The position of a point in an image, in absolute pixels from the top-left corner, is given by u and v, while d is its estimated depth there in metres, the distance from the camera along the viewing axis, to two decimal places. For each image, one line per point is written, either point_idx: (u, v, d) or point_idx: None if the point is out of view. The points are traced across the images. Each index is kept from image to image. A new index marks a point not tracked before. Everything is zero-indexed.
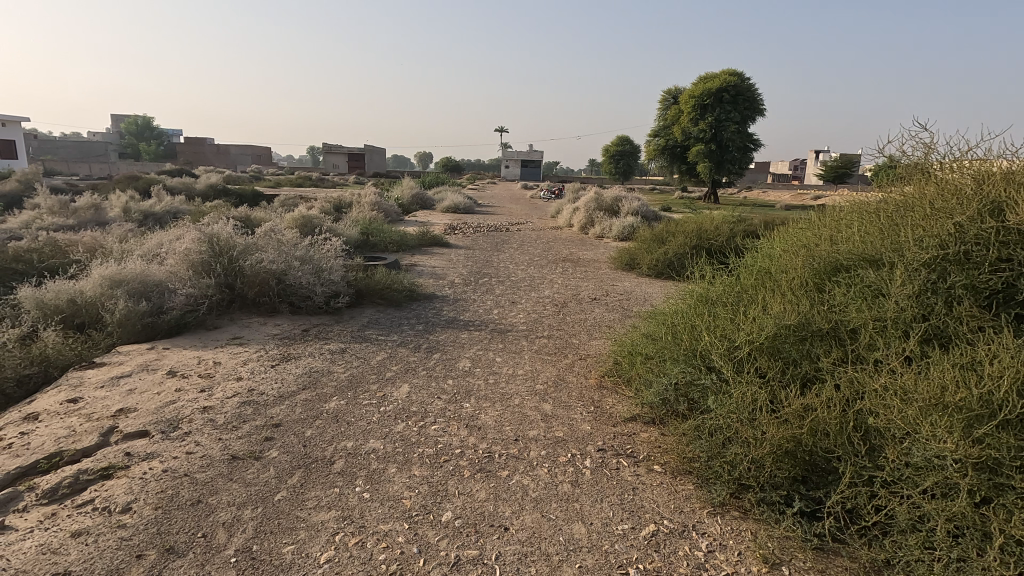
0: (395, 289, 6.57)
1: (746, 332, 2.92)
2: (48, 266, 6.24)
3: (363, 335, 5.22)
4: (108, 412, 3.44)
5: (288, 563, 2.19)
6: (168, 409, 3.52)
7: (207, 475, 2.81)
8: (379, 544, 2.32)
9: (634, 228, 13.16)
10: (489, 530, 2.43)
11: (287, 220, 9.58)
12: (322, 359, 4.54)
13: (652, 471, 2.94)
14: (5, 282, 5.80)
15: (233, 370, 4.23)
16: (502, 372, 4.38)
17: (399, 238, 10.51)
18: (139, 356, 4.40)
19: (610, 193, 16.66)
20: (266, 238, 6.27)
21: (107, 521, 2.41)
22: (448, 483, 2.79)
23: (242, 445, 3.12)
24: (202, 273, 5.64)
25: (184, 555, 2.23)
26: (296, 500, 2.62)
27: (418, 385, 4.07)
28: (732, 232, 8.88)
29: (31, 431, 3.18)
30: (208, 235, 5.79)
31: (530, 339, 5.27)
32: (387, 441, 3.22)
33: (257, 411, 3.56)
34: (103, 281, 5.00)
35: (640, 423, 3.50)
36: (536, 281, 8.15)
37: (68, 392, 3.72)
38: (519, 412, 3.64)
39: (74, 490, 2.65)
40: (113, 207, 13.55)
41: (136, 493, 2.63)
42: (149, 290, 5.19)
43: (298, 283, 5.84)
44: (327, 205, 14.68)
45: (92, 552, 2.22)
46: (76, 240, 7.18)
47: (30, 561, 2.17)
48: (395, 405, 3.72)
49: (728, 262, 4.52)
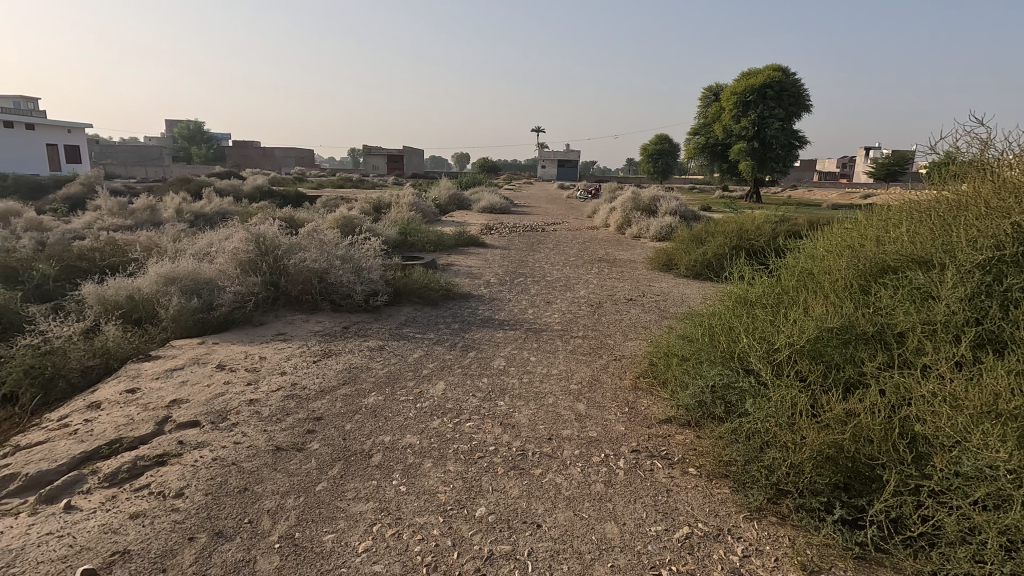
0: (433, 289, 6.67)
1: (786, 334, 2.85)
2: (109, 264, 6.61)
3: (400, 333, 5.33)
4: (164, 402, 3.64)
5: (329, 551, 2.29)
6: (217, 401, 3.70)
7: (252, 464, 2.94)
8: (415, 536, 2.38)
9: (671, 228, 12.98)
10: (522, 527, 2.45)
11: (329, 220, 9.82)
12: (361, 356, 4.67)
13: (686, 473, 2.91)
14: (71, 280, 6.18)
15: (277, 365, 4.39)
16: (536, 371, 4.40)
17: (436, 238, 10.67)
18: (191, 350, 4.63)
19: (646, 192, 16.42)
20: (310, 237, 6.48)
21: (161, 505, 2.56)
22: (482, 479, 2.83)
23: (286, 437, 3.25)
24: (249, 271, 5.88)
25: (232, 540, 2.34)
26: (336, 491, 2.72)
27: (454, 383, 4.13)
28: (774, 232, 8.64)
29: (94, 419, 3.40)
30: (255, 235, 6.02)
31: (564, 339, 5.28)
32: (423, 436, 3.28)
33: (300, 405, 3.69)
34: (158, 278, 5.28)
35: (675, 426, 3.45)
36: (572, 281, 8.14)
37: (127, 383, 3.95)
38: (553, 411, 3.66)
39: (132, 475, 2.82)
40: (167, 208, 14.28)
41: (188, 479, 2.78)
42: (200, 288, 5.44)
43: (338, 281, 6.01)
44: (366, 206, 14.94)
45: (148, 533, 2.36)
46: (133, 239, 7.60)
47: (94, 539, 2.32)
48: (431, 401, 3.79)
49: (768, 263, 4.39)
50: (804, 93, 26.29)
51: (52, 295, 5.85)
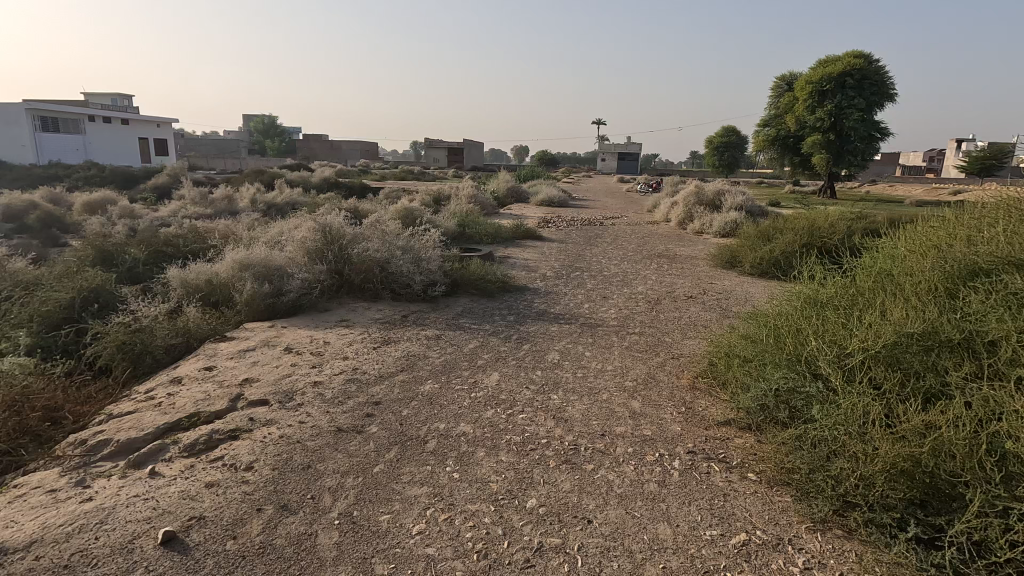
0: (489, 281, 6.74)
1: (860, 339, 2.69)
2: (191, 250, 7.09)
3: (457, 323, 5.42)
4: (237, 380, 3.88)
5: (384, 531, 2.37)
6: (285, 382, 3.90)
7: (315, 443, 3.09)
8: (467, 522, 2.43)
9: (736, 223, 12.50)
10: (572, 521, 2.45)
11: (391, 211, 10.10)
12: (419, 344, 4.79)
13: (746, 479, 2.80)
14: (158, 264, 6.68)
15: (340, 350, 4.57)
16: (591, 367, 4.37)
17: (494, 230, 10.76)
18: (262, 333, 4.90)
19: (711, 187, 15.85)
20: (373, 227, 6.69)
21: (233, 476, 2.73)
22: (534, 471, 2.85)
23: (347, 419, 3.39)
24: (315, 260, 6.14)
25: (296, 513, 2.47)
26: (392, 474, 2.81)
27: (508, 374, 4.16)
28: (849, 230, 8.15)
29: (176, 393, 3.67)
30: (322, 225, 6.28)
31: (620, 335, 5.20)
32: (476, 425, 3.34)
33: (360, 389, 3.83)
34: (234, 264, 5.61)
35: (735, 429, 3.33)
36: (630, 277, 8.00)
37: (205, 361, 4.24)
38: (607, 408, 3.62)
39: (208, 447, 3.02)
40: (243, 198, 15.14)
41: (257, 454, 2.95)
42: (271, 274, 5.74)
43: (399, 271, 6.18)
44: (427, 198, 15.25)
45: (221, 502, 2.54)
46: (212, 227, 8.11)
47: (174, 503, 2.52)
48: (486, 392, 3.84)
49: (843, 262, 4.15)
50: (888, 81, 24.50)
51: (142, 278, 6.35)
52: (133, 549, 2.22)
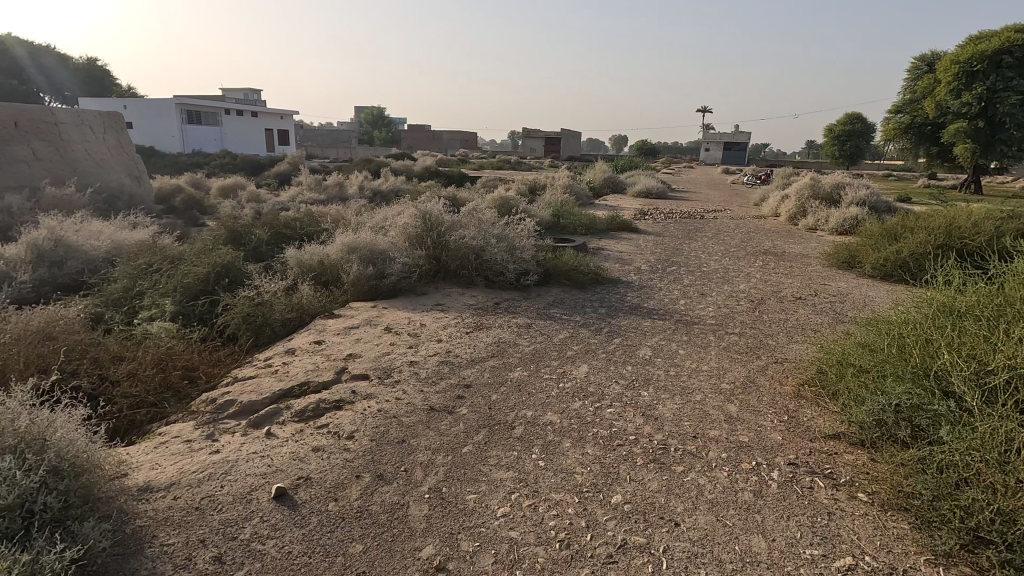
0: (582, 272, 6.68)
1: (1006, 356, 2.37)
2: (306, 232, 7.70)
3: (548, 313, 5.44)
4: (342, 355, 4.18)
5: (471, 509, 2.45)
6: (384, 359, 4.14)
7: (410, 420, 3.25)
8: (550, 511, 2.45)
9: (857, 220, 11.40)
10: (658, 522, 2.39)
11: (488, 200, 10.31)
12: (510, 332, 4.86)
13: (854, 499, 2.57)
14: (278, 245, 7.32)
15: (435, 333, 4.76)
16: (684, 365, 4.20)
17: (589, 221, 10.63)
18: (365, 312, 5.22)
19: (829, 179, 14.55)
20: (470, 215, 6.87)
21: (336, 443, 2.96)
22: (620, 467, 2.81)
23: (439, 399, 3.53)
24: (416, 245, 6.43)
25: (390, 483, 2.63)
26: (480, 456, 2.89)
27: (597, 367, 4.12)
28: (998, 231, 7.14)
29: (290, 363, 4.03)
30: (423, 212, 6.55)
31: (718, 335, 4.95)
32: (563, 416, 3.34)
33: (452, 371, 3.97)
34: (343, 247, 6.02)
35: (844, 444, 3.05)
36: (731, 274, 7.57)
37: (315, 335, 4.60)
38: (700, 409, 3.47)
39: (315, 414, 3.29)
40: (352, 185, 16.17)
41: (357, 424, 3.16)
42: (375, 258, 6.09)
43: (493, 259, 6.30)
44: (523, 188, 15.39)
45: (326, 466, 2.75)
46: (325, 212, 8.74)
47: (286, 463, 2.77)
48: (574, 383, 3.83)
49: (989, 268, 3.65)
50: None
51: (265, 257, 7.00)
52: (251, 500, 2.48)
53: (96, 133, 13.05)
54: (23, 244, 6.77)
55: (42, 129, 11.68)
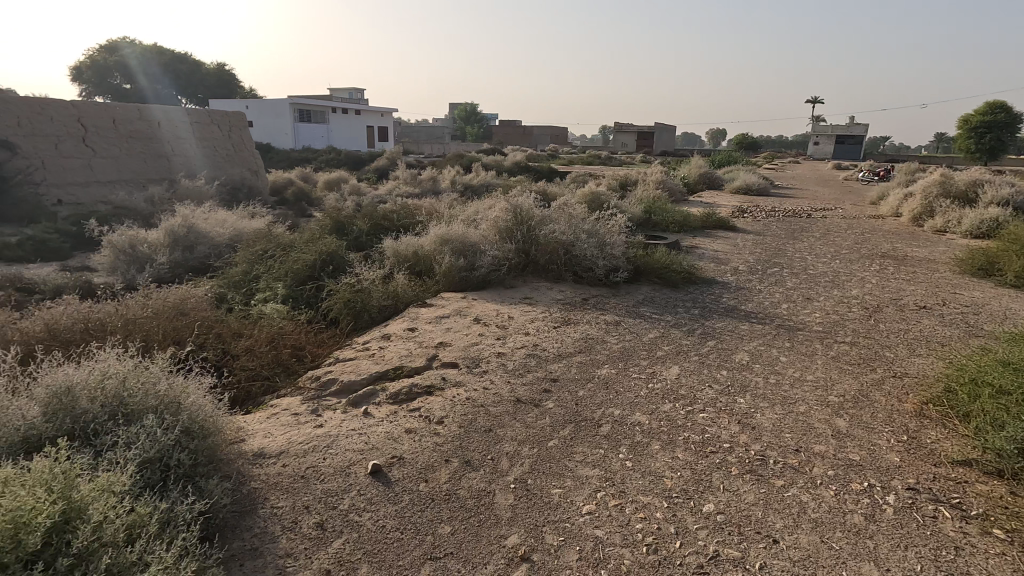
0: (675, 270, 6.44)
1: None
2: (402, 224, 8.04)
3: (637, 312, 5.30)
4: (433, 343, 4.33)
5: (556, 504, 2.45)
6: (473, 349, 4.24)
7: (497, 410, 3.31)
8: (637, 513, 2.39)
9: (997, 222, 10.07)
10: (754, 537, 2.25)
11: (578, 195, 10.22)
12: (598, 329, 4.80)
13: (988, 535, 2.28)
14: (377, 235, 7.71)
15: (522, 326, 4.80)
16: (786, 374, 3.92)
17: (683, 218, 10.23)
18: (456, 303, 5.37)
19: (963, 176, 12.96)
20: (560, 210, 6.84)
21: (427, 427, 3.07)
22: (713, 475, 2.68)
23: (526, 391, 3.56)
24: (506, 238, 6.51)
25: (477, 470, 2.69)
26: (566, 451, 2.88)
27: (689, 370, 3.96)
28: None
29: (386, 348, 4.23)
30: (514, 206, 6.62)
31: (826, 343, 4.58)
32: (652, 417, 3.24)
33: (539, 365, 3.99)
34: (437, 239, 6.23)
35: (977, 473, 2.70)
36: (842, 278, 6.97)
37: (409, 323, 4.81)
38: (804, 422, 3.23)
39: (408, 397, 3.44)
40: (446, 179, 16.67)
41: (447, 410, 3.27)
42: (466, 250, 6.24)
43: (583, 254, 6.24)
44: (614, 183, 15.10)
45: (417, 448, 2.87)
46: (420, 204, 9.08)
47: (381, 441, 2.92)
48: (664, 384, 3.71)
49: None
50: None
51: (365, 246, 7.41)
52: (349, 473, 2.64)
53: (224, 132, 14.46)
54: (162, 230, 7.64)
55: (180, 129, 13.15)
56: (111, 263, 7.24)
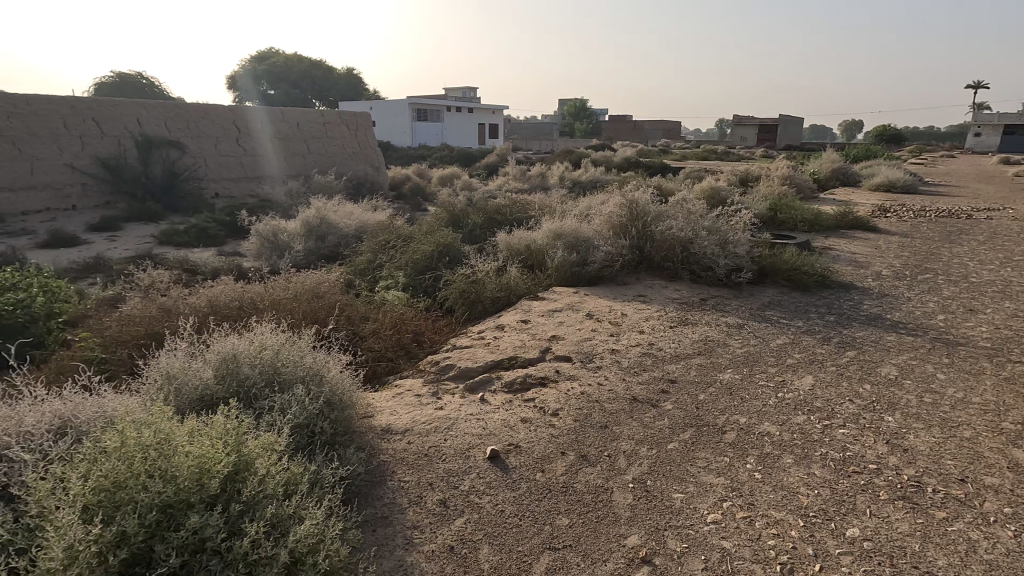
0: (806, 273, 5.93)
1: None
2: (515, 218, 8.17)
3: (763, 315, 4.95)
4: (546, 336, 4.35)
5: (678, 509, 2.35)
6: (586, 344, 4.20)
7: (613, 407, 3.25)
8: (769, 529, 2.23)
9: None
10: (910, 572, 2.01)
11: (696, 190, 9.75)
12: (719, 331, 4.54)
13: None
14: (490, 228, 7.91)
15: (637, 324, 4.68)
16: (946, 393, 3.45)
17: (814, 216, 9.38)
18: (568, 297, 5.36)
19: None
20: (679, 206, 6.56)
21: (542, 418, 3.09)
22: (857, 497, 2.43)
23: (643, 390, 3.46)
24: (620, 234, 6.37)
25: (594, 466, 2.66)
26: (687, 455, 2.76)
27: (825, 381, 3.62)
28: None
29: (500, 338, 4.33)
30: (630, 201, 6.46)
31: (997, 362, 3.96)
32: (783, 429, 3.01)
33: (656, 364, 3.85)
34: (550, 233, 6.25)
35: None
36: (1016, 289, 6.00)
37: (522, 315, 4.88)
38: (971, 449, 2.82)
39: (523, 388, 3.49)
40: (555, 175, 16.69)
41: (561, 403, 3.27)
42: (579, 245, 6.20)
43: (702, 253, 5.94)
44: (733, 179, 14.23)
45: (533, 437, 2.90)
46: (532, 199, 9.17)
47: (498, 428, 2.99)
48: (796, 394, 3.42)
49: None
50: None
51: (478, 239, 7.63)
52: (469, 456, 2.73)
53: (353, 130, 15.59)
54: (301, 221, 8.42)
55: (315, 129, 14.40)
56: (258, 250, 8.13)
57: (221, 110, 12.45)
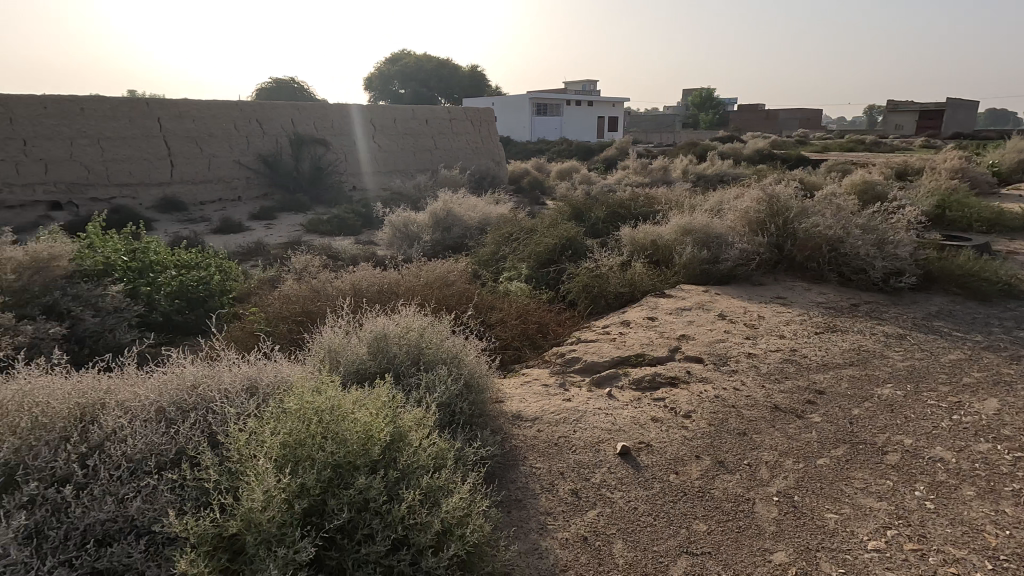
0: (986, 280, 5.12)
1: None
2: (639, 212, 7.96)
3: (929, 326, 4.36)
4: (675, 334, 4.20)
5: (832, 530, 2.16)
6: (719, 346, 3.99)
7: (752, 414, 3.05)
8: (946, 567, 1.97)
9: None
10: None
11: (844, 185, 8.82)
12: (874, 340, 4.08)
13: None
14: (613, 223, 7.78)
15: (776, 327, 4.35)
16: None
17: (996, 215, 8.05)
18: (697, 296, 5.12)
19: None
20: (827, 201, 5.97)
21: (674, 419, 2.99)
22: None
23: (786, 399, 3.21)
24: (756, 231, 5.95)
25: (733, 474, 2.52)
26: (840, 473, 2.52)
27: (1015, 406, 3.10)
28: None
29: (626, 334, 4.26)
30: (769, 196, 6.00)
31: None
32: (961, 456, 2.63)
33: (800, 372, 3.56)
34: (678, 229, 6.01)
35: None
36: None
37: (648, 312, 4.75)
38: None
39: (652, 386, 3.40)
40: (679, 168, 15.98)
41: (694, 405, 3.14)
42: (710, 241, 5.89)
43: (853, 253, 5.36)
44: (888, 172, 12.66)
45: (665, 438, 2.81)
46: (657, 193, 8.87)
47: (628, 425, 2.94)
48: (976, 418, 2.98)
49: None
50: None
51: (601, 233, 7.55)
52: (599, 450, 2.71)
53: (477, 126, 16.12)
54: (430, 212, 8.90)
55: (442, 126, 15.12)
56: (391, 239, 8.73)
57: (360, 111, 13.54)
